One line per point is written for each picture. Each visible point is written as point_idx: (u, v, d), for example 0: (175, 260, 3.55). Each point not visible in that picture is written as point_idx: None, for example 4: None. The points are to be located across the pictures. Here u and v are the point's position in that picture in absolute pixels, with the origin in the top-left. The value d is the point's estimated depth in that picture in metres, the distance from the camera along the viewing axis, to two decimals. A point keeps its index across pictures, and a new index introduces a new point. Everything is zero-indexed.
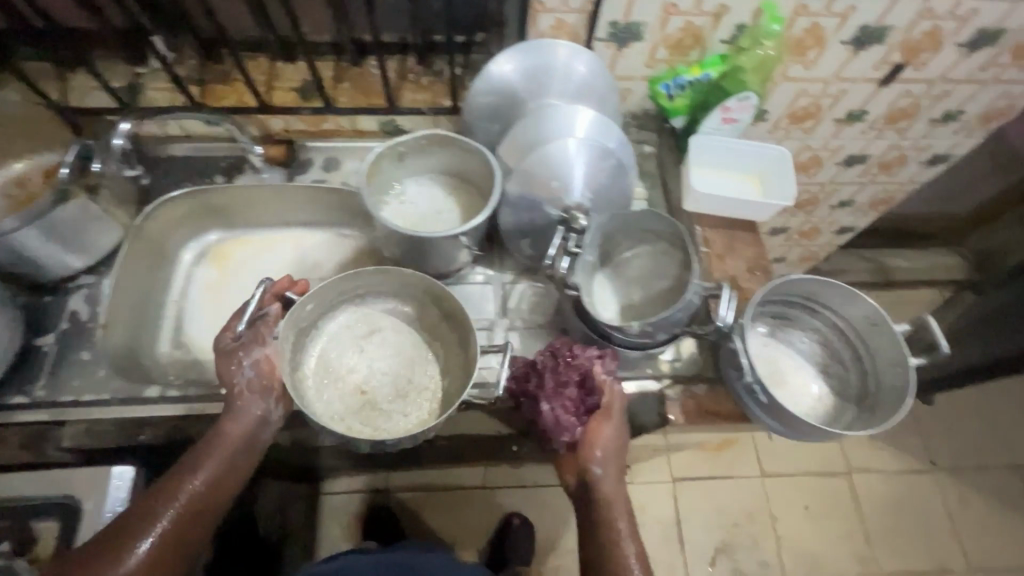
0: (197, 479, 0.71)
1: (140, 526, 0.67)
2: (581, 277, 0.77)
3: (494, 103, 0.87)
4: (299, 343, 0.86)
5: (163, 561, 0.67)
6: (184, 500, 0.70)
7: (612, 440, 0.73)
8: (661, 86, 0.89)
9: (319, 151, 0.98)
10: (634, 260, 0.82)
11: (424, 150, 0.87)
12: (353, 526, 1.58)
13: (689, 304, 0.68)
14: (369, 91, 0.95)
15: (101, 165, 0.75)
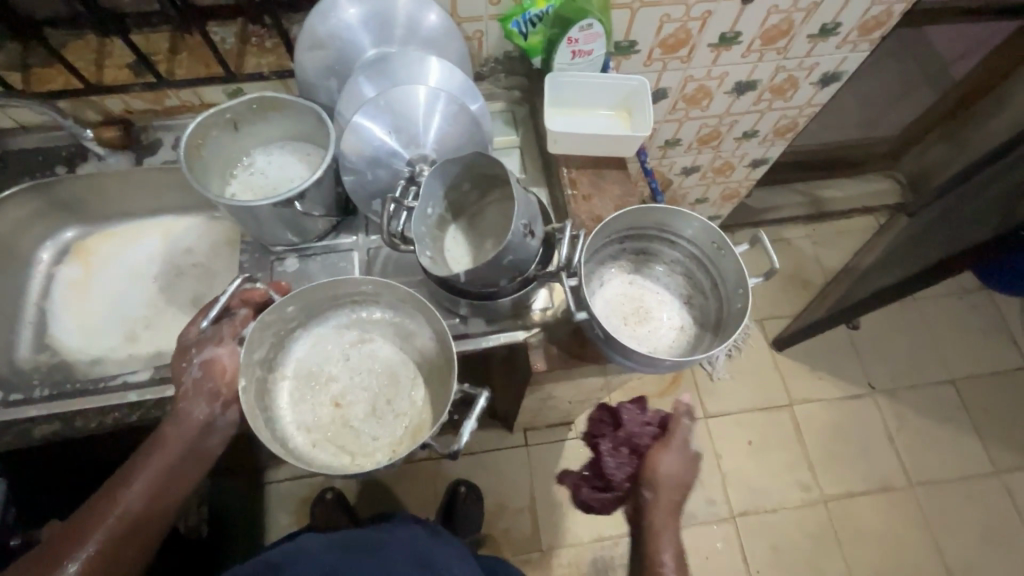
0: (135, 489, 0.68)
1: (73, 541, 0.65)
2: (421, 231, 0.74)
3: (325, 57, 0.80)
4: (279, 346, 0.82)
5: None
6: (121, 512, 0.67)
7: (690, 466, 0.78)
8: (512, 24, 0.82)
9: (167, 130, 0.94)
10: (487, 209, 0.79)
11: (261, 116, 0.82)
12: (301, 511, 1.58)
13: (518, 242, 0.67)
14: (208, 59, 0.89)
15: None
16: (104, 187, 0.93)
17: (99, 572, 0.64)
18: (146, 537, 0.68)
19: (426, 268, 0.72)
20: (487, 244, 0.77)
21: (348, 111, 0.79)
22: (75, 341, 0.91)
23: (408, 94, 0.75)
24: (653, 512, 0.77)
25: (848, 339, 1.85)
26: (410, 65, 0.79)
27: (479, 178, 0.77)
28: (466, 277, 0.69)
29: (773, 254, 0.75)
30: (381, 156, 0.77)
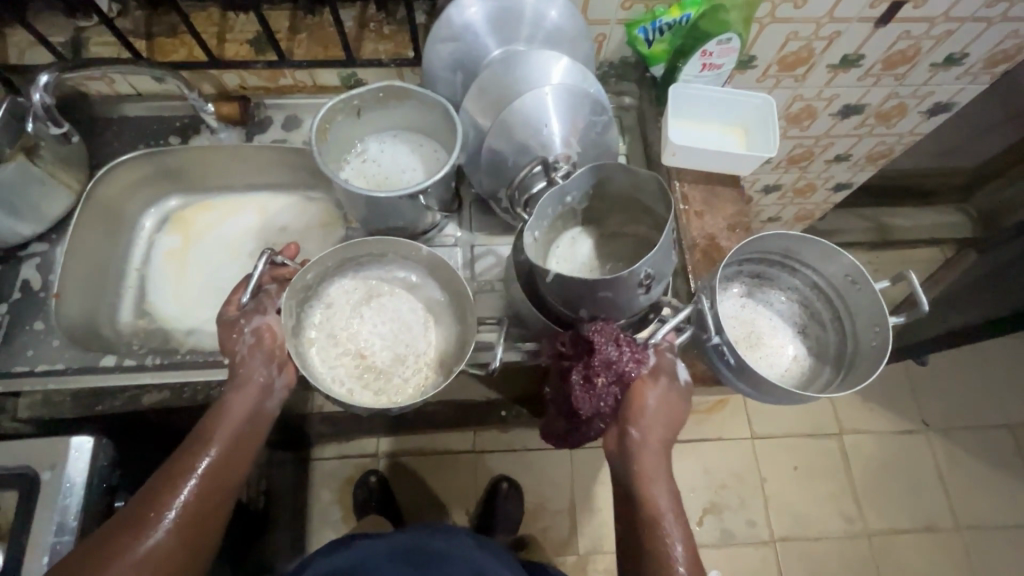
0: (209, 455, 0.69)
1: (152, 512, 0.65)
2: (547, 211, 0.71)
3: (454, 51, 0.80)
4: (299, 310, 0.79)
5: (184, 540, 0.65)
6: (200, 474, 0.68)
7: (669, 424, 0.70)
8: (638, 30, 0.82)
9: (278, 108, 0.93)
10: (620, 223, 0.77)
11: (382, 104, 0.82)
12: (344, 492, 1.60)
13: (626, 287, 0.63)
14: (328, 42, 0.88)
15: (41, 93, 0.73)
16: (210, 160, 0.93)
17: (187, 529, 0.66)
18: (223, 499, 0.69)
19: (524, 246, 0.70)
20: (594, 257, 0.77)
21: (479, 104, 0.77)
22: (172, 310, 0.92)
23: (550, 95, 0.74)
24: (650, 478, 0.69)
25: (904, 372, 1.81)
26: (550, 60, 0.75)
27: (613, 201, 0.76)
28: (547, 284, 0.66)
29: (920, 296, 0.75)
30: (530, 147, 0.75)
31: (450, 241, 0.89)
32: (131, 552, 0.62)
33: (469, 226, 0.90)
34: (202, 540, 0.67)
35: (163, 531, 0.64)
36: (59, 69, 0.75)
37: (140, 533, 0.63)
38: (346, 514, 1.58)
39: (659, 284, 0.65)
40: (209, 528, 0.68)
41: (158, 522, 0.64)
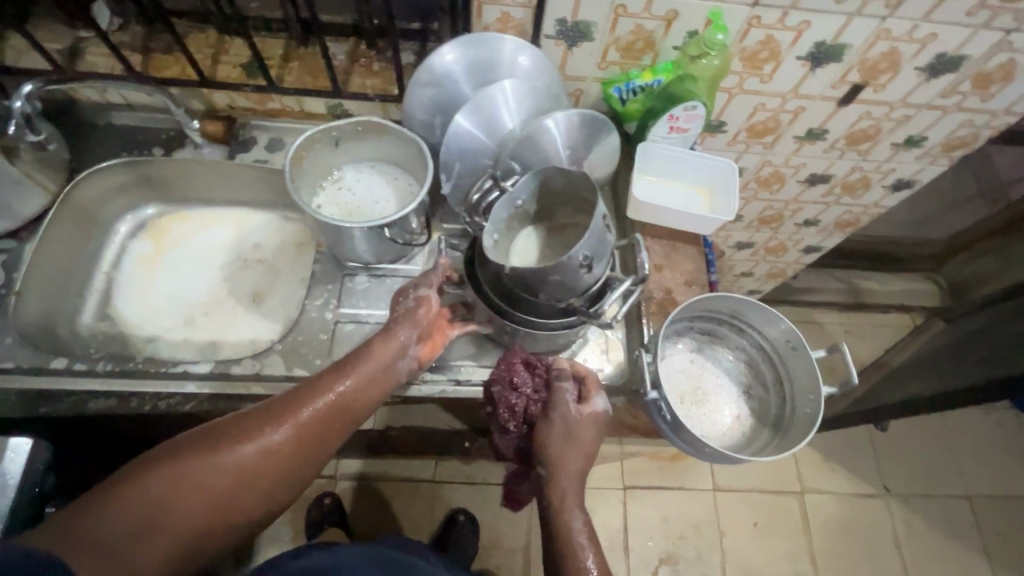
0: (336, 390, 0.68)
1: (265, 420, 0.64)
2: (500, 213, 0.75)
3: (435, 96, 0.82)
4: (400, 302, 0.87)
5: (275, 461, 0.63)
6: (320, 404, 0.67)
7: (581, 451, 0.73)
8: (613, 89, 0.87)
9: (263, 130, 0.95)
10: (572, 228, 0.77)
11: (361, 136, 0.85)
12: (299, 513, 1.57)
13: (571, 270, 0.67)
14: (317, 73, 0.92)
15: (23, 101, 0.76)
16: (190, 173, 0.95)
17: (293, 448, 0.64)
18: (325, 440, 0.67)
19: (485, 249, 0.74)
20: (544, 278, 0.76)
21: (467, 134, 0.79)
22: (134, 316, 0.92)
23: (552, 122, 0.76)
24: (562, 509, 0.71)
25: (868, 435, 1.83)
26: (542, 98, 0.79)
27: (560, 199, 0.77)
28: (505, 278, 0.72)
29: (852, 369, 0.80)
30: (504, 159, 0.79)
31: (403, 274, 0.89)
32: (244, 445, 0.62)
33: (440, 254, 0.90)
34: (290, 471, 0.65)
35: (265, 445, 0.63)
36: (44, 80, 0.77)
37: (248, 436, 0.62)
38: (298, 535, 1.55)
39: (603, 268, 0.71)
40: (301, 463, 0.65)
41: (273, 430, 0.64)
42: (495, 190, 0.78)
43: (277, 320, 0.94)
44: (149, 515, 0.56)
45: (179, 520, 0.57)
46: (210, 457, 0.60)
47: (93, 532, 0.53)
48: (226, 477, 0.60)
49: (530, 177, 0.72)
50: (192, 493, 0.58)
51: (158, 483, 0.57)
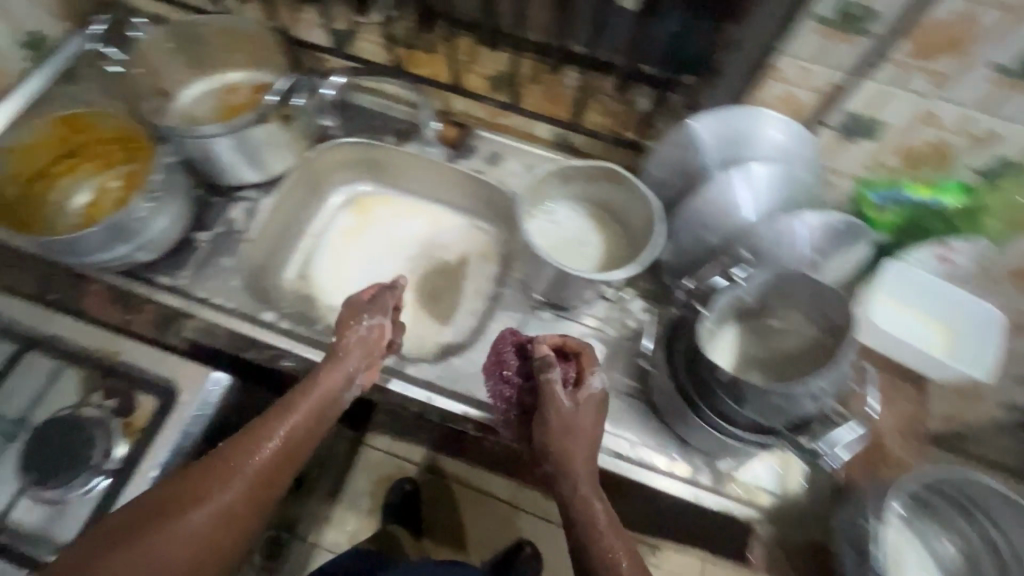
0: (275, 436, 0.65)
1: (216, 482, 0.61)
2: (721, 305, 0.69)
3: (682, 159, 0.78)
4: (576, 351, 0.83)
5: (232, 526, 0.60)
6: (227, 449, 0.63)
7: (582, 441, 0.67)
8: (872, 192, 0.78)
9: (487, 142, 0.97)
10: (788, 336, 0.71)
11: (590, 179, 0.83)
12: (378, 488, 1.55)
13: (794, 397, 0.59)
14: (556, 101, 0.92)
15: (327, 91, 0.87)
16: (409, 165, 0.99)
17: (241, 512, 0.61)
18: (266, 494, 0.63)
19: (695, 337, 0.69)
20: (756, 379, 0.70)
21: (712, 208, 0.74)
22: (326, 283, 0.98)
23: (803, 221, 0.71)
24: (579, 508, 0.65)
25: None
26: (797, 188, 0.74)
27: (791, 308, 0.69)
28: (712, 379, 0.65)
29: None
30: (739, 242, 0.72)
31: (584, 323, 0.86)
32: (200, 512, 0.59)
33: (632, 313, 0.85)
34: (251, 521, 0.62)
35: (219, 509, 0.60)
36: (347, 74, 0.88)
37: (210, 496, 0.60)
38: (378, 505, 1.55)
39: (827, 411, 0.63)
40: (256, 516, 0.63)
41: (220, 491, 0.60)
42: (720, 277, 0.70)
43: (448, 325, 0.96)
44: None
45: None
46: (172, 524, 0.58)
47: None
48: (183, 548, 0.57)
49: (771, 275, 0.66)
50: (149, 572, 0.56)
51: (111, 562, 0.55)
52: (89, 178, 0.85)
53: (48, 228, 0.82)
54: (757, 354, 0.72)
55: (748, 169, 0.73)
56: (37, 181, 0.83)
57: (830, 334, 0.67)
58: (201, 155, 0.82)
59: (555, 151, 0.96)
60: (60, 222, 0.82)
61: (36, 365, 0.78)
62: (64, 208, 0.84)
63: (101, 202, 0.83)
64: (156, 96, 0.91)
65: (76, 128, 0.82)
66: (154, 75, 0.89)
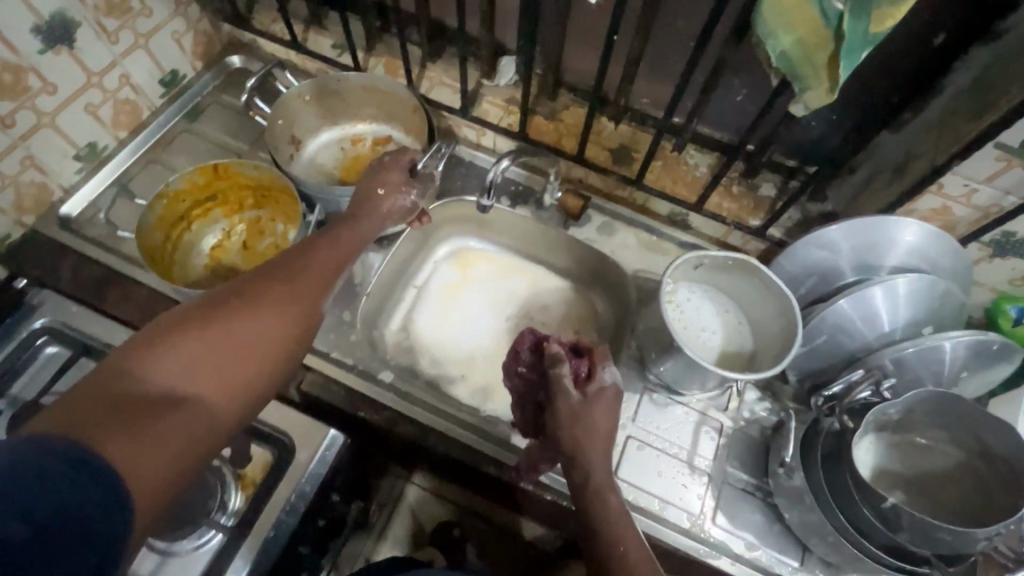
0: (291, 279, 0.62)
1: (246, 307, 0.57)
2: (868, 421, 0.68)
3: (821, 260, 0.77)
4: (692, 440, 0.81)
5: (276, 335, 0.58)
6: (259, 284, 0.60)
7: (594, 434, 0.63)
8: (1012, 306, 0.76)
9: (601, 211, 0.98)
10: (933, 456, 0.69)
11: (722, 267, 0.82)
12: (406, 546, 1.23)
13: (968, 536, 0.58)
14: (678, 179, 0.92)
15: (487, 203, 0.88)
16: (522, 228, 0.99)
17: (281, 334, 0.58)
18: (292, 316, 0.60)
19: (849, 451, 0.66)
20: (899, 500, 0.68)
21: (857, 316, 0.72)
22: (429, 336, 0.97)
23: (953, 340, 0.67)
24: (595, 506, 0.60)
25: None
26: (947, 303, 0.72)
27: (943, 427, 0.68)
28: (868, 506, 0.63)
29: None
30: (879, 355, 0.70)
31: (697, 409, 0.83)
32: (244, 323, 0.56)
33: (748, 406, 0.83)
34: (297, 329, 0.60)
35: (263, 329, 0.57)
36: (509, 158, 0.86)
37: (245, 314, 0.56)
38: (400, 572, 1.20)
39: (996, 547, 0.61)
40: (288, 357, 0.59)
41: (258, 316, 0.57)
42: (868, 391, 0.68)
43: None
44: (183, 368, 0.50)
45: (217, 375, 0.52)
46: (225, 325, 0.54)
47: (151, 381, 0.49)
48: (241, 335, 0.55)
49: (927, 397, 0.64)
50: (220, 353, 0.53)
51: (178, 349, 0.51)
52: (215, 221, 0.85)
53: (182, 273, 0.81)
54: (900, 470, 0.69)
55: (892, 280, 0.70)
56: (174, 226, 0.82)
57: (983, 461, 0.66)
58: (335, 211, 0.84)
59: (669, 227, 0.96)
60: (192, 266, 0.82)
61: None
62: (194, 248, 0.83)
63: (229, 245, 0.84)
64: (289, 147, 0.95)
65: (217, 175, 0.81)
66: (291, 126, 0.94)
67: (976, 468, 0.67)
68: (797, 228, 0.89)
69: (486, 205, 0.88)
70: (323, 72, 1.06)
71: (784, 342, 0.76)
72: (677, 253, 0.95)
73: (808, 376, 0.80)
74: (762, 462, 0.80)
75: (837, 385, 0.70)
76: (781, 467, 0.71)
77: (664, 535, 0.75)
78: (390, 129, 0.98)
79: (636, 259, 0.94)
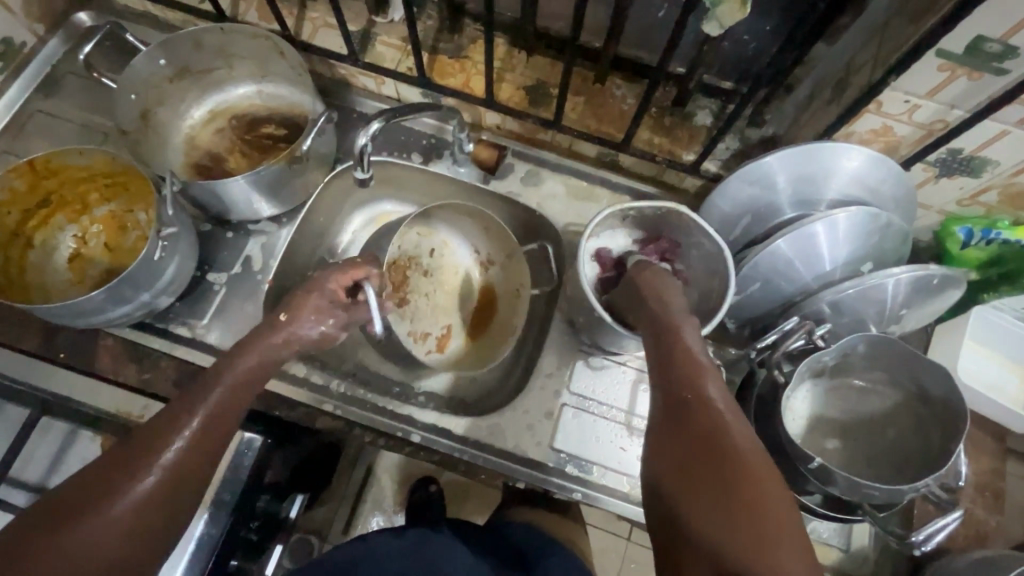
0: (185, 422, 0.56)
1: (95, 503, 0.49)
2: (802, 371, 0.64)
3: (755, 197, 0.69)
4: (631, 400, 0.77)
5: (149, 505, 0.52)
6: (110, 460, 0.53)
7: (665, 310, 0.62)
8: (961, 228, 0.70)
9: (524, 159, 0.87)
10: (868, 399, 0.66)
11: (650, 216, 0.76)
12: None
13: (900, 490, 0.55)
14: (604, 115, 0.82)
15: (363, 176, 0.74)
16: (440, 187, 0.89)
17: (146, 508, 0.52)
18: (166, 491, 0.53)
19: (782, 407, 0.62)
20: (833, 448, 0.65)
21: (793, 260, 0.66)
22: None
23: (895, 279, 0.62)
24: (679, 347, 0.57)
25: None
26: (891, 236, 0.66)
27: (880, 370, 0.64)
28: (804, 467, 0.60)
29: None
30: (816, 299, 0.65)
31: (634, 367, 0.79)
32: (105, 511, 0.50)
33: None
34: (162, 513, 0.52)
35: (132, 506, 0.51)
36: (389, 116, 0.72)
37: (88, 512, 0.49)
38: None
39: (931, 493, 0.59)
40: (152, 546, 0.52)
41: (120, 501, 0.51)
42: (802, 340, 0.63)
43: (482, 362, 0.86)
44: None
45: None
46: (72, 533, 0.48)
47: None
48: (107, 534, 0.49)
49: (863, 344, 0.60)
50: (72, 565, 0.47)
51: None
52: (62, 227, 0.76)
53: (44, 294, 0.73)
54: (839, 417, 0.66)
55: (831, 216, 0.63)
56: (11, 246, 0.72)
57: (916, 401, 0.64)
58: (206, 194, 0.73)
59: (600, 170, 0.87)
60: (52, 284, 0.74)
61: (51, 431, 0.74)
62: (50, 261, 0.74)
63: (90, 250, 0.76)
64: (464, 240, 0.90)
65: (42, 174, 0.70)
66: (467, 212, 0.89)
67: (912, 409, 0.65)
68: (735, 160, 0.81)
69: (361, 178, 0.74)
70: (189, 24, 0.90)
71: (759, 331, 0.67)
72: (610, 198, 0.86)
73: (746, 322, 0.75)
74: None
75: (772, 335, 0.64)
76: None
77: (602, 501, 0.73)
78: (259, 86, 0.87)
79: (566, 209, 0.86)
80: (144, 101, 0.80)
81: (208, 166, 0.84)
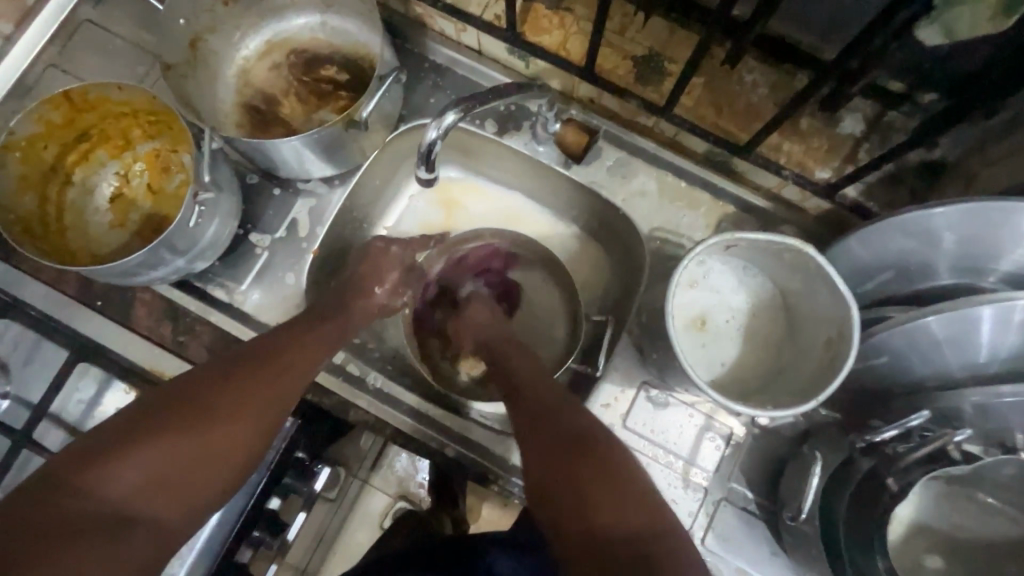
0: (307, 343, 0.58)
1: (229, 407, 0.51)
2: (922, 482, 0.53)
3: (911, 251, 0.55)
4: (695, 448, 0.68)
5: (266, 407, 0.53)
6: (239, 363, 0.54)
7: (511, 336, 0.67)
8: None
9: (616, 144, 0.73)
10: (993, 521, 0.55)
11: (764, 249, 0.62)
12: (392, 491, 0.95)
13: None
14: (727, 107, 0.66)
15: (426, 174, 0.63)
16: (514, 164, 0.77)
17: (268, 410, 0.53)
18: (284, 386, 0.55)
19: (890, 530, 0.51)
20: (934, 568, 0.56)
21: (942, 342, 0.52)
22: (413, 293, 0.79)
23: None
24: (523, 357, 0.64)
25: None
26: None
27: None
28: None
29: None
30: (956, 396, 0.50)
31: (704, 414, 0.69)
32: (226, 415, 0.50)
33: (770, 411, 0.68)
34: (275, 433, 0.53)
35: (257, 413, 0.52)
36: (466, 104, 0.59)
37: (225, 408, 0.51)
38: (386, 528, 0.94)
39: None
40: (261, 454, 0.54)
41: (237, 408, 0.51)
42: (929, 448, 0.49)
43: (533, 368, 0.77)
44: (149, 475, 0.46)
45: (165, 495, 0.46)
46: (213, 421, 0.49)
47: (117, 478, 0.44)
48: (233, 434, 0.50)
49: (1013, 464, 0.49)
50: (201, 453, 0.48)
51: (150, 453, 0.46)
52: (104, 163, 0.70)
53: (82, 236, 0.68)
54: (949, 530, 0.56)
55: (1016, 301, 0.48)
56: (50, 182, 0.67)
57: None
58: (254, 152, 0.64)
59: (705, 169, 0.72)
60: (91, 226, 0.69)
61: (86, 377, 0.70)
62: (90, 200, 0.69)
63: (131, 193, 0.70)
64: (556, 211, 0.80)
65: (81, 107, 0.64)
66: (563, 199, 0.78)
67: None
68: (882, 185, 0.65)
69: (424, 178, 0.63)
70: None
71: (874, 418, 0.57)
72: (710, 206, 0.72)
73: (850, 388, 0.63)
74: (772, 479, 0.67)
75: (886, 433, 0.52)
76: (792, 519, 0.59)
77: None
78: (323, 18, 0.74)
79: (654, 212, 0.72)
80: (193, 27, 0.69)
81: (261, 109, 0.75)
